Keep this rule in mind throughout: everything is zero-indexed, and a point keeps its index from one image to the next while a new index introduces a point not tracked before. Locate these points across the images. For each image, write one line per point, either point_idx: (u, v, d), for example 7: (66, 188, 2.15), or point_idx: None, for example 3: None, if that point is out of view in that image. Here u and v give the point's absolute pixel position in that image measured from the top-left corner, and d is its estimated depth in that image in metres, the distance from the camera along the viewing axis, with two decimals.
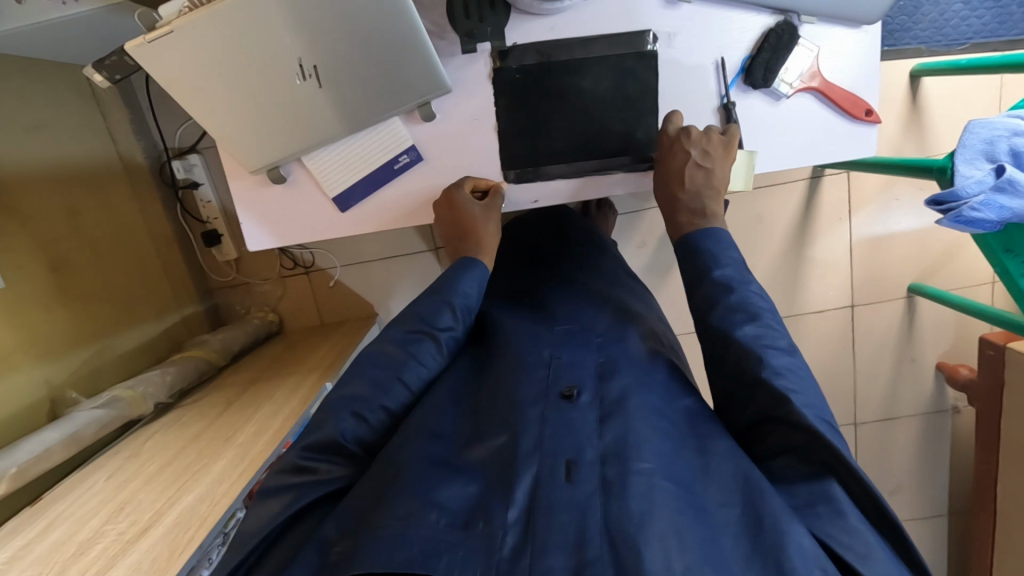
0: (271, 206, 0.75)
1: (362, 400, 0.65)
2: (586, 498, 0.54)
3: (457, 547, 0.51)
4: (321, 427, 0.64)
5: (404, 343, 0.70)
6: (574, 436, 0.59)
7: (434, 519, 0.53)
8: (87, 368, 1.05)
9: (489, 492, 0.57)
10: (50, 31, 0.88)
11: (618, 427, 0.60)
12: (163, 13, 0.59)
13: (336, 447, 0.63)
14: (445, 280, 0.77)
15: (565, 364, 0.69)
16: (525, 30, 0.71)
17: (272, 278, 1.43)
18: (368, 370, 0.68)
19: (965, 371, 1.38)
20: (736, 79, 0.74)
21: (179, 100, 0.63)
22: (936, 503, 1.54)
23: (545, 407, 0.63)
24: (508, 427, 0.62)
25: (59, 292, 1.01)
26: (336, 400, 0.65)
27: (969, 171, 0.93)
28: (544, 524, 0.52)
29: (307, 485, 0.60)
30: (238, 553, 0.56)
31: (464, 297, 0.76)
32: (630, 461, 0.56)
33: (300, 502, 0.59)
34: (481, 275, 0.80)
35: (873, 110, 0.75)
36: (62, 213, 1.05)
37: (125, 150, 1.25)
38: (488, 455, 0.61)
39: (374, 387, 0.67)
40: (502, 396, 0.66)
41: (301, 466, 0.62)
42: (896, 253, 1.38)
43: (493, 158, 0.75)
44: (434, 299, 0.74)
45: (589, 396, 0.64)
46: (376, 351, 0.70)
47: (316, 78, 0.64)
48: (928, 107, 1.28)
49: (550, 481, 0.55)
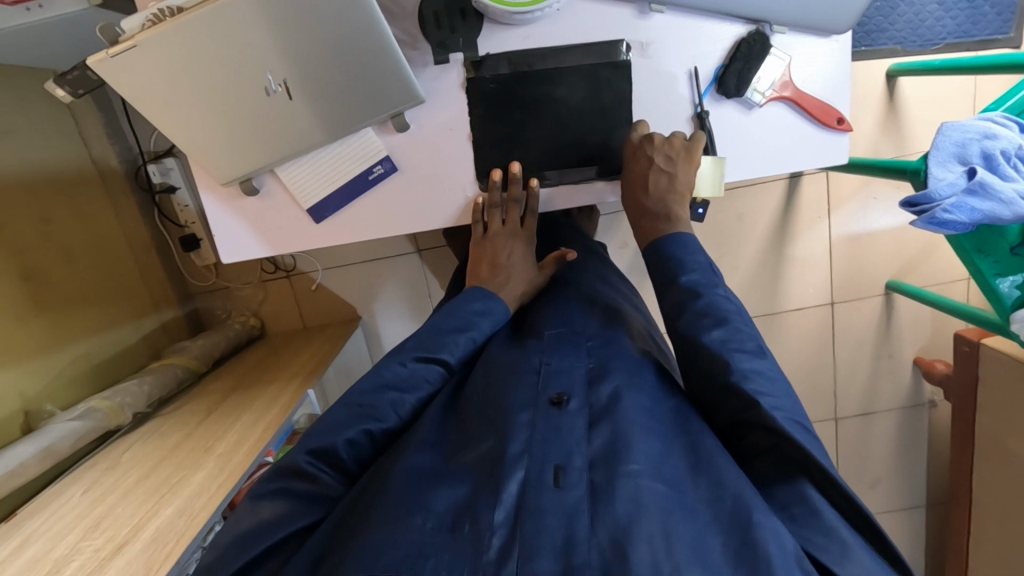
0: (247, 216, 0.74)
1: (372, 417, 0.65)
2: (574, 503, 0.54)
3: (445, 549, 0.52)
4: (322, 432, 0.64)
5: (419, 373, 0.70)
6: (561, 442, 0.59)
7: (420, 523, 0.54)
8: (63, 379, 1.04)
9: (477, 496, 0.56)
10: (15, 36, 0.86)
11: (607, 430, 0.60)
12: (126, 26, 0.57)
13: (338, 459, 0.63)
14: (467, 313, 0.77)
15: (554, 370, 0.68)
16: (498, 40, 0.70)
17: (252, 283, 1.41)
18: (380, 388, 0.68)
19: (941, 366, 1.41)
20: (709, 88, 0.74)
21: (148, 115, 0.62)
22: (914, 494, 1.57)
23: (534, 412, 0.62)
24: (496, 431, 0.61)
25: (34, 304, 1.00)
26: (347, 412, 0.65)
27: (941, 173, 0.94)
28: (531, 529, 0.52)
29: (305, 494, 0.60)
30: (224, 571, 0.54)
31: (480, 333, 0.76)
32: (620, 464, 0.56)
33: (295, 513, 0.59)
34: (502, 313, 0.80)
35: (845, 119, 0.75)
36: (33, 221, 1.03)
37: (99, 156, 1.23)
38: (478, 459, 0.60)
39: (386, 406, 0.67)
40: (492, 402, 0.65)
41: (302, 472, 0.62)
42: (874, 251, 1.39)
43: (467, 167, 0.75)
44: (457, 336, 0.74)
45: (579, 402, 0.63)
46: (397, 371, 0.69)
47: (286, 91, 0.63)
48: (904, 107, 1.29)
49: (538, 484, 0.55)
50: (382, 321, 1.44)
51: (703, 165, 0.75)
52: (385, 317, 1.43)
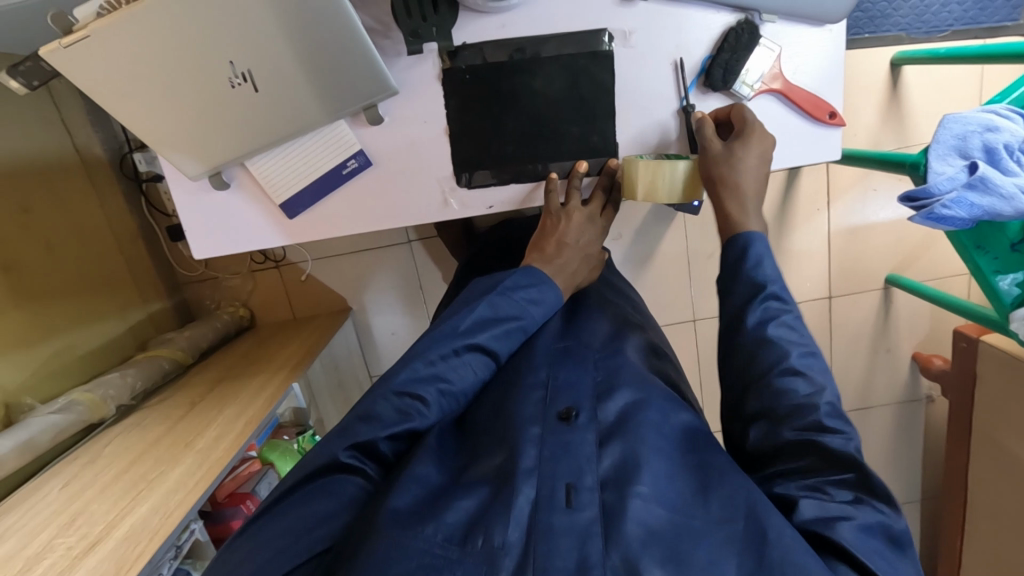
0: (214, 212, 0.72)
1: (417, 408, 0.62)
2: (585, 525, 0.52)
3: (454, 565, 0.49)
4: (360, 423, 0.60)
5: (465, 363, 0.66)
6: (572, 458, 0.58)
7: (429, 533, 0.52)
8: (46, 371, 1.03)
9: (489, 506, 0.54)
10: None
11: (618, 450, 0.58)
12: (78, 15, 0.54)
13: (377, 453, 0.61)
14: (519, 299, 0.70)
15: (562, 384, 0.67)
16: (473, 29, 0.68)
17: (241, 273, 1.39)
18: (423, 377, 0.63)
19: (939, 361, 1.39)
20: (696, 80, 0.71)
21: (107, 107, 0.60)
22: (909, 487, 1.55)
23: (543, 427, 0.61)
24: (504, 446, 0.60)
25: (18, 297, 1.00)
26: (392, 404, 0.61)
27: (941, 167, 0.91)
28: (544, 551, 0.50)
29: (345, 489, 0.57)
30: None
31: (530, 322, 0.71)
32: (629, 484, 0.55)
33: (335, 511, 0.55)
34: (553, 299, 0.73)
35: (837, 112, 0.72)
36: (13, 210, 1.02)
37: (82, 143, 1.21)
38: (488, 472, 0.58)
39: (431, 398, 0.63)
40: (502, 417, 0.64)
41: (340, 467, 0.58)
42: (873, 245, 1.37)
43: (444, 159, 0.72)
44: (509, 326, 0.69)
45: (587, 416, 0.62)
46: (449, 361, 0.65)
47: (252, 83, 0.61)
48: (906, 97, 1.25)
49: (549, 505, 0.54)
50: (373, 312, 1.42)
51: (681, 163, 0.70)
52: (377, 309, 1.42)
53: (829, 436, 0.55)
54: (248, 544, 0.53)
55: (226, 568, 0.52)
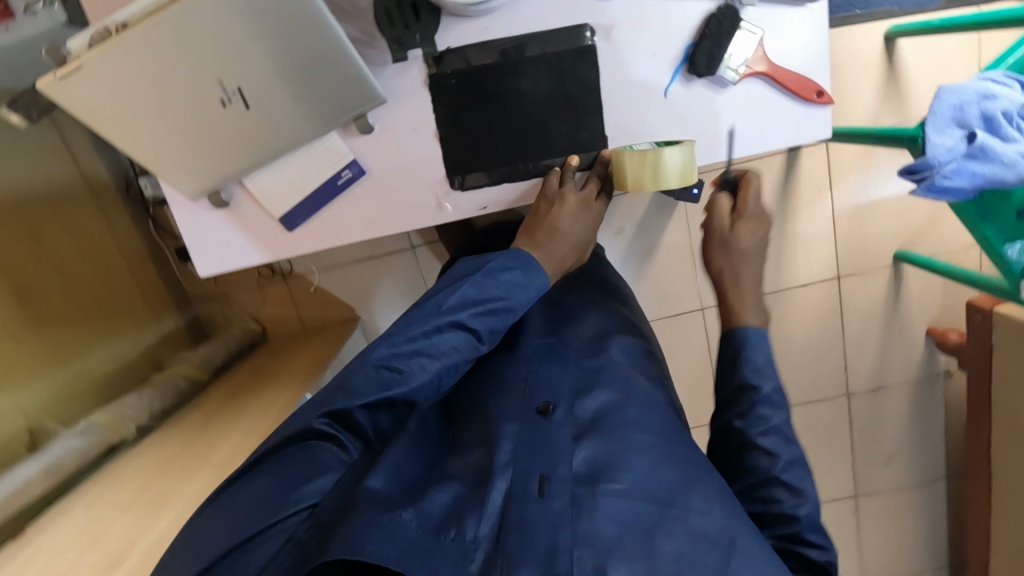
0: (215, 229, 0.74)
1: (393, 377, 0.61)
2: (558, 514, 0.54)
3: (434, 552, 0.51)
4: (340, 394, 0.61)
5: (443, 339, 0.65)
6: (550, 452, 0.59)
7: (407, 517, 0.53)
8: (69, 396, 1.06)
9: (465, 499, 0.57)
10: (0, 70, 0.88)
11: (592, 446, 0.60)
12: (72, 46, 0.57)
13: (359, 426, 0.62)
14: (503, 280, 0.69)
15: (543, 381, 0.68)
16: (455, 33, 0.68)
17: (251, 288, 1.41)
18: (403, 349, 0.63)
19: (954, 334, 1.35)
20: (680, 68, 0.71)
21: (105, 133, 0.62)
22: (932, 465, 1.50)
23: (521, 422, 0.63)
24: (484, 441, 0.62)
25: (32, 324, 1.03)
26: (371, 374, 0.62)
27: (940, 138, 0.89)
28: (514, 540, 0.52)
29: (322, 457, 0.59)
30: (235, 533, 0.54)
31: (514, 305, 0.69)
32: (601, 481, 0.57)
33: (311, 477, 0.58)
34: (540, 283, 0.72)
35: (825, 91, 0.71)
36: (22, 241, 1.04)
37: (87, 171, 1.23)
38: (465, 467, 0.61)
39: (412, 372, 0.62)
40: (480, 414, 0.67)
41: (319, 433, 0.60)
42: (879, 222, 1.35)
43: (436, 163, 0.73)
44: (491, 304, 0.67)
45: (565, 411, 0.64)
46: (431, 336, 0.64)
47: (241, 102, 0.62)
48: (904, 72, 1.24)
49: (523, 496, 0.56)
50: (380, 319, 1.42)
51: (666, 152, 0.69)
52: (385, 315, 1.42)
53: (805, 549, 0.63)
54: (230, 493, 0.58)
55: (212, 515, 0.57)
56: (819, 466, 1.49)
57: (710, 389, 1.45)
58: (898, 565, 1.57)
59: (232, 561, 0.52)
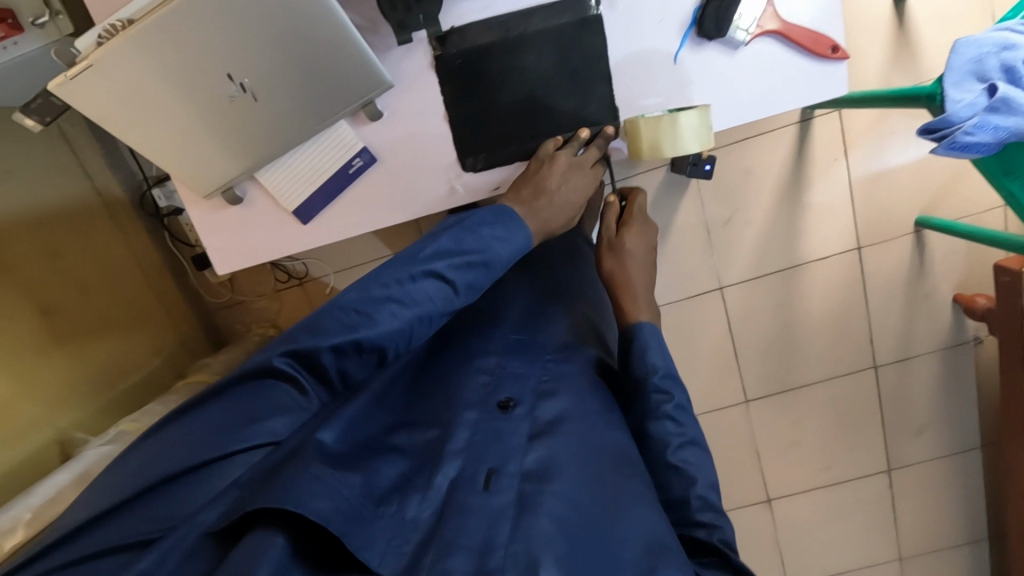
0: (230, 229, 0.74)
1: (360, 320, 0.55)
2: (499, 508, 0.53)
3: (370, 521, 0.50)
4: (304, 332, 0.54)
5: (418, 287, 0.59)
6: (499, 448, 0.60)
7: (351, 484, 0.52)
8: (93, 411, 1.09)
9: (412, 478, 0.58)
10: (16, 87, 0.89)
11: (546, 445, 0.61)
12: (81, 46, 0.57)
13: (321, 373, 0.55)
14: (484, 235, 0.64)
15: (509, 374, 0.71)
16: (459, 12, 0.68)
17: (267, 294, 1.41)
18: (376, 292, 0.57)
19: (982, 299, 1.31)
20: (689, 32, 0.70)
21: (118, 134, 0.63)
22: (964, 434, 1.45)
23: (480, 412, 0.64)
24: (441, 424, 0.64)
25: (53, 336, 1.05)
26: (336, 318, 0.55)
27: (959, 94, 0.88)
28: (452, 526, 0.51)
29: (276, 399, 0.54)
30: (170, 464, 0.51)
31: (492, 260, 0.64)
32: (545, 481, 0.56)
33: (259, 419, 0.53)
34: (523, 241, 0.66)
35: (840, 46, 0.69)
36: (42, 255, 1.06)
37: (102, 184, 1.23)
38: (421, 447, 0.62)
39: (382, 319, 0.56)
40: (444, 395, 0.68)
41: (276, 373, 0.54)
42: (898, 188, 1.32)
43: (447, 145, 0.72)
44: (469, 258, 0.62)
45: (524, 409, 0.65)
46: (405, 283, 0.58)
47: (250, 93, 0.62)
48: (915, 31, 1.21)
49: (468, 485, 0.56)
50: None
51: (681, 117, 0.68)
52: None
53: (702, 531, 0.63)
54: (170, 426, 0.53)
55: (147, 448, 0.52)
56: (849, 442, 1.46)
57: (730, 369, 1.43)
58: (941, 541, 1.51)
59: (162, 494, 0.50)
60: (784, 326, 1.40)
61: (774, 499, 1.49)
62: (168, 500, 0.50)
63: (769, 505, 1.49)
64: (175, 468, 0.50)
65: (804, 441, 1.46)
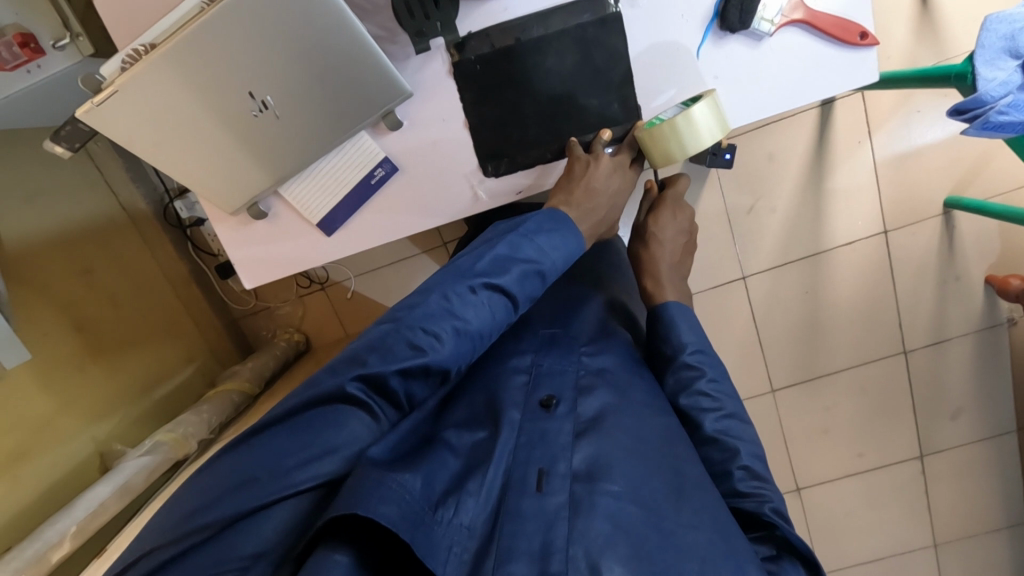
0: (260, 242, 0.75)
1: (427, 335, 0.57)
2: (554, 510, 0.54)
3: (433, 526, 0.50)
4: (371, 353, 0.56)
5: (476, 300, 0.61)
6: (545, 447, 0.59)
7: (412, 484, 0.51)
8: (128, 420, 1.11)
9: (463, 477, 0.56)
10: (41, 109, 0.91)
11: (591, 445, 0.60)
12: (105, 73, 0.58)
13: (391, 393, 0.56)
14: (538, 243, 0.66)
15: (546, 371, 0.69)
16: (477, 17, 0.68)
17: (291, 299, 1.43)
18: (437, 308, 0.59)
19: (1016, 281, 1.26)
20: (711, 25, 0.68)
21: (144, 157, 0.64)
22: (998, 420, 1.42)
23: (523, 413, 0.63)
24: (490, 424, 0.62)
25: (87, 351, 1.07)
26: (405, 337, 0.57)
27: (991, 73, 0.85)
28: (509, 531, 0.52)
29: (351, 426, 0.54)
30: (245, 501, 0.48)
31: (549, 269, 0.66)
32: (599, 480, 0.56)
33: (339, 446, 0.53)
34: (575, 247, 0.69)
35: (869, 33, 0.67)
36: (74, 272, 1.08)
37: (127, 200, 1.25)
38: (464, 448, 0.60)
39: (448, 335, 0.58)
40: (481, 397, 0.67)
41: (349, 399, 0.55)
42: (926, 169, 1.28)
43: (467, 151, 0.72)
44: (528, 268, 0.64)
45: (567, 406, 0.64)
46: (464, 298, 0.60)
47: (271, 109, 0.63)
48: (940, 7, 1.17)
49: (520, 489, 0.56)
50: None
51: (696, 110, 0.67)
52: None
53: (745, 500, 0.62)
54: (236, 457, 0.52)
55: (211, 484, 0.50)
56: (880, 429, 1.44)
57: (757, 358, 1.41)
58: (976, 527, 1.48)
59: (238, 531, 0.48)
60: (810, 314, 1.37)
61: (804, 487, 1.48)
62: (246, 536, 0.48)
63: (799, 494, 1.48)
64: (253, 502, 0.48)
65: (833, 429, 1.44)
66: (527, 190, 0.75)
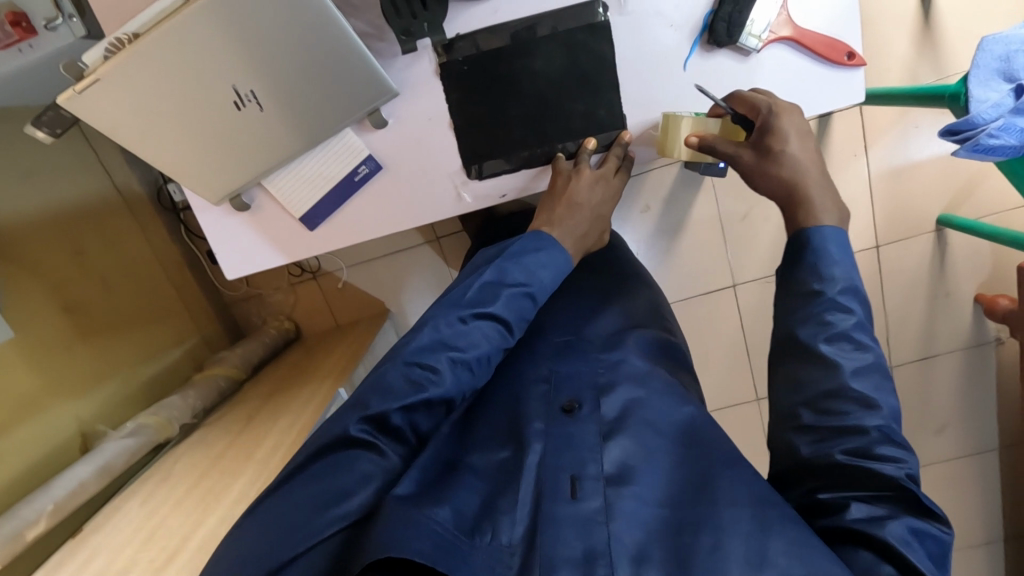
0: (244, 233, 0.75)
1: (422, 371, 0.58)
2: (589, 514, 0.53)
3: (470, 553, 0.50)
4: (371, 396, 0.57)
5: (467, 329, 0.62)
6: (574, 450, 0.59)
7: (441, 516, 0.52)
8: (113, 401, 1.12)
9: (493, 501, 0.57)
10: (31, 88, 0.91)
11: (622, 444, 0.59)
12: (87, 60, 0.58)
13: (394, 429, 0.57)
14: (525, 263, 0.67)
15: (564, 377, 0.69)
16: (467, 18, 0.68)
17: (283, 288, 1.43)
18: (429, 343, 0.60)
19: (1004, 301, 1.27)
20: (699, 38, 0.69)
21: (127, 146, 0.64)
22: (982, 436, 1.42)
23: (547, 422, 0.63)
24: (512, 443, 0.62)
25: (76, 332, 1.08)
26: (402, 373, 0.58)
27: (984, 94, 0.84)
28: (549, 539, 0.52)
29: (363, 467, 0.54)
30: (273, 556, 0.48)
31: (540, 287, 0.67)
32: (623, 484, 0.56)
33: (355, 487, 0.53)
34: (562, 265, 0.70)
35: (856, 53, 0.68)
36: (66, 253, 1.09)
37: (121, 182, 1.25)
38: (491, 468, 0.61)
39: (441, 367, 0.59)
40: (499, 415, 0.67)
41: (354, 441, 0.55)
42: (920, 185, 1.28)
43: (450, 152, 0.72)
44: (519, 291, 0.65)
45: (589, 408, 0.64)
46: (456, 328, 0.62)
47: (253, 103, 0.63)
48: (939, 23, 1.17)
49: (553, 496, 0.55)
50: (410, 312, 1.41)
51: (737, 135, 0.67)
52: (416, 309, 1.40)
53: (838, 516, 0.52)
54: (256, 517, 0.52)
55: (240, 544, 0.50)
56: None
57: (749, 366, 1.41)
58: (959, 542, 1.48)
59: None
60: None
61: None
62: None
63: None
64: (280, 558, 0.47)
65: None
66: (513, 196, 0.76)
